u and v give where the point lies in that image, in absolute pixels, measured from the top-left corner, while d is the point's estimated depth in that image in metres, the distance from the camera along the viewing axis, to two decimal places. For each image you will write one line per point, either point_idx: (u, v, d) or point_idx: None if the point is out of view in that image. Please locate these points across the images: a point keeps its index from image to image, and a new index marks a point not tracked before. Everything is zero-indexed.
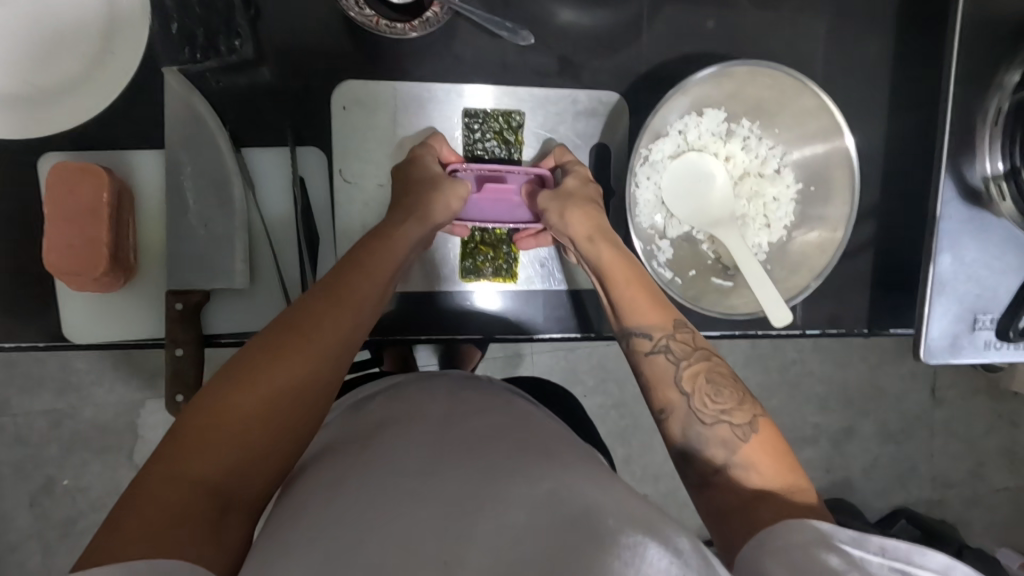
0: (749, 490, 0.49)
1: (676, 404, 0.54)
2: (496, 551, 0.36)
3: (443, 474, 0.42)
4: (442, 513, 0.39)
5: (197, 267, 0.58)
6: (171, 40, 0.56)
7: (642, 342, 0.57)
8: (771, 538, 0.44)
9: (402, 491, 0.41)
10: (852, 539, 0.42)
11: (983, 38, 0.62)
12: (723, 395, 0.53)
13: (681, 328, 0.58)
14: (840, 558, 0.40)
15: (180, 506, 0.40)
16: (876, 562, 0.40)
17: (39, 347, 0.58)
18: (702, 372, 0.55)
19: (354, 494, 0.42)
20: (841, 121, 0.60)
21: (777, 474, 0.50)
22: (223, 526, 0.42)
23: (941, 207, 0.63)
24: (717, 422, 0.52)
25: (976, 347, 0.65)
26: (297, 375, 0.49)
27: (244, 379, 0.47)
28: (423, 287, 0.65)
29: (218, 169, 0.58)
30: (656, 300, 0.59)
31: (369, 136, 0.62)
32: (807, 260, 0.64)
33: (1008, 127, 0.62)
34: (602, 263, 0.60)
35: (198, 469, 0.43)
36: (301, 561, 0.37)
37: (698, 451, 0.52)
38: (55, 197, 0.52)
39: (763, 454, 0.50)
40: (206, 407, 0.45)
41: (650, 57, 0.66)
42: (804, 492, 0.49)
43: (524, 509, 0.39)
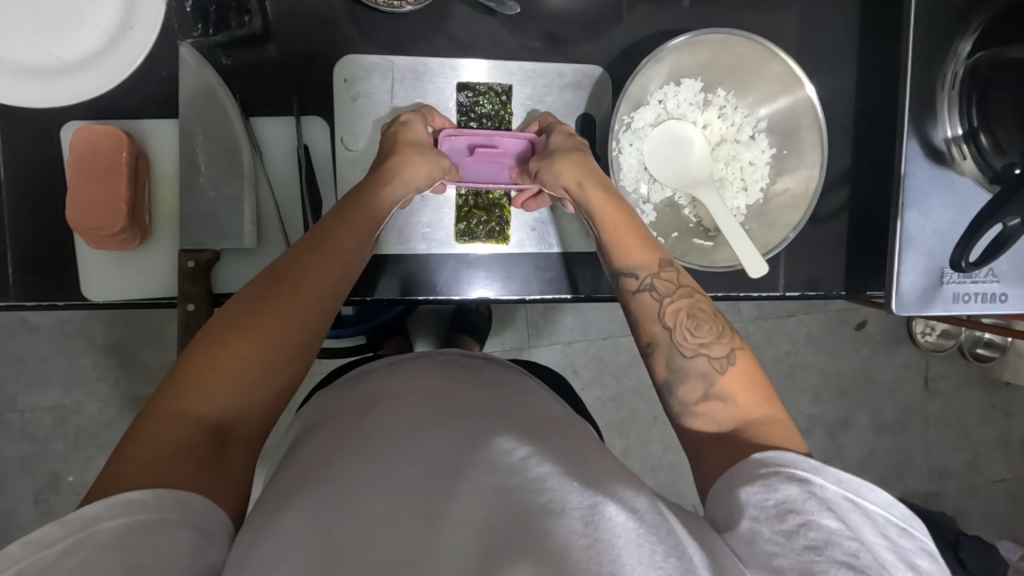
0: (726, 418, 0.52)
1: (660, 338, 0.58)
2: (477, 507, 0.40)
3: (430, 438, 0.45)
4: (426, 474, 0.42)
5: (208, 227, 0.62)
6: (185, 16, 0.61)
7: (631, 283, 0.61)
8: (738, 472, 0.47)
9: (392, 452, 0.44)
10: (813, 468, 0.45)
11: (939, 11, 0.67)
12: (702, 329, 0.56)
13: (666, 268, 0.61)
14: (799, 488, 0.43)
15: (183, 441, 0.44)
16: (832, 491, 0.44)
17: (58, 305, 0.62)
18: (683, 309, 0.58)
19: (346, 457, 0.45)
20: (804, 77, 0.64)
21: (754, 405, 0.52)
22: (223, 458, 0.45)
23: (905, 165, 0.68)
24: (696, 355, 0.55)
25: (945, 299, 0.68)
26: (287, 321, 0.52)
27: (238, 325, 0.50)
28: (422, 250, 0.69)
29: (227, 136, 0.62)
30: (644, 243, 0.62)
31: (369, 105, 0.66)
32: (782, 216, 0.68)
33: (965, 90, 0.66)
34: (593, 208, 0.63)
35: (196, 404, 0.46)
36: (298, 508, 0.40)
37: (678, 383, 0.55)
38: (78, 157, 0.56)
39: (740, 386, 0.53)
40: (202, 350, 0.48)
41: (631, 35, 0.71)
42: (780, 423, 0.51)
43: (496, 475, 0.42)
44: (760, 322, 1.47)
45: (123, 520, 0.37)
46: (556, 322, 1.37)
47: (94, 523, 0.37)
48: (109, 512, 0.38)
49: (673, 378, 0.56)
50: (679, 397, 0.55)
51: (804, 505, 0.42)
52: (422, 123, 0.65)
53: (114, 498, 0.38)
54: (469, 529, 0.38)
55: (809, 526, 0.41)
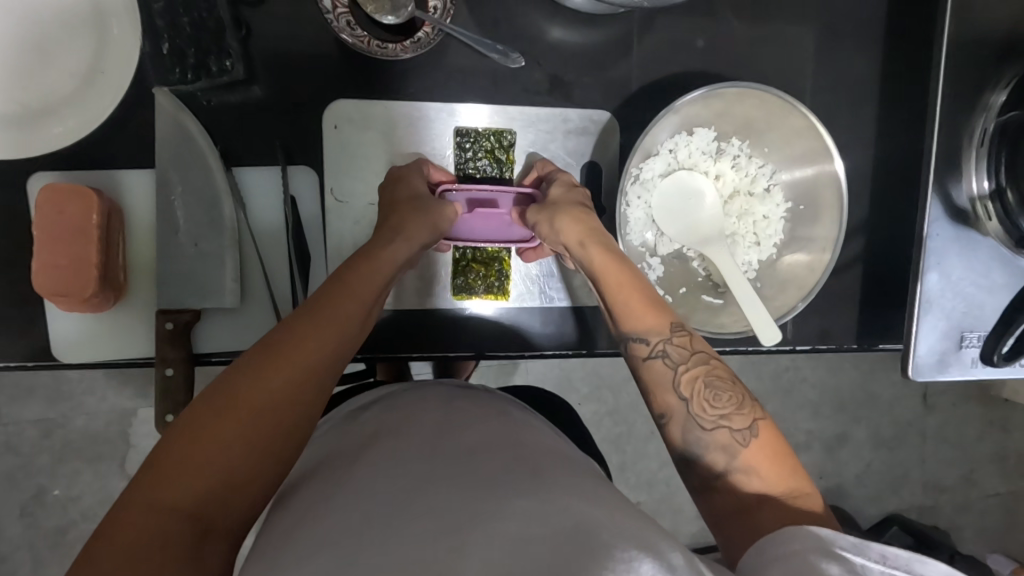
0: (750, 494, 0.50)
1: (675, 408, 0.55)
2: (491, 563, 0.36)
3: (435, 488, 0.42)
4: (434, 532, 0.38)
5: (188, 286, 0.58)
6: (162, 60, 0.56)
7: (641, 349, 0.58)
8: (771, 547, 0.44)
9: (398, 507, 0.41)
10: (853, 546, 0.41)
11: (971, 58, 0.63)
12: (721, 400, 0.54)
13: (678, 331, 0.58)
14: (839, 567, 0.40)
15: (159, 536, 0.41)
16: (877, 571, 0.40)
17: (27, 366, 0.58)
18: (699, 377, 0.55)
19: (351, 507, 0.42)
20: (831, 145, 0.61)
21: (780, 478, 0.50)
22: (201, 554, 0.42)
23: (928, 226, 0.64)
24: (717, 427, 0.53)
25: (963, 364, 0.65)
26: (278, 396, 0.49)
27: (224, 405, 0.47)
28: (415, 304, 0.65)
29: (209, 188, 0.58)
30: (653, 304, 0.59)
31: (361, 156, 0.62)
32: (797, 279, 0.64)
33: (993, 147, 0.62)
34: (596, 267, 0.60)
35: (174, 494, 0.43)
36: None
37: (698, 456, 0.54)
38: (45, 219, 0.52)
39: (764, 459, 0.51)
40: (184, 435, 0.45)
41: (641, 76, 0.66)
42: (807, 494, 0.49)
43: (517, 522, 0.39)
44: None
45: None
46: None
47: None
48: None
49: (690, 451, 0.54)
50: (701, 468, 0.53)
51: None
52: (424, 175, 0.62)
53: None
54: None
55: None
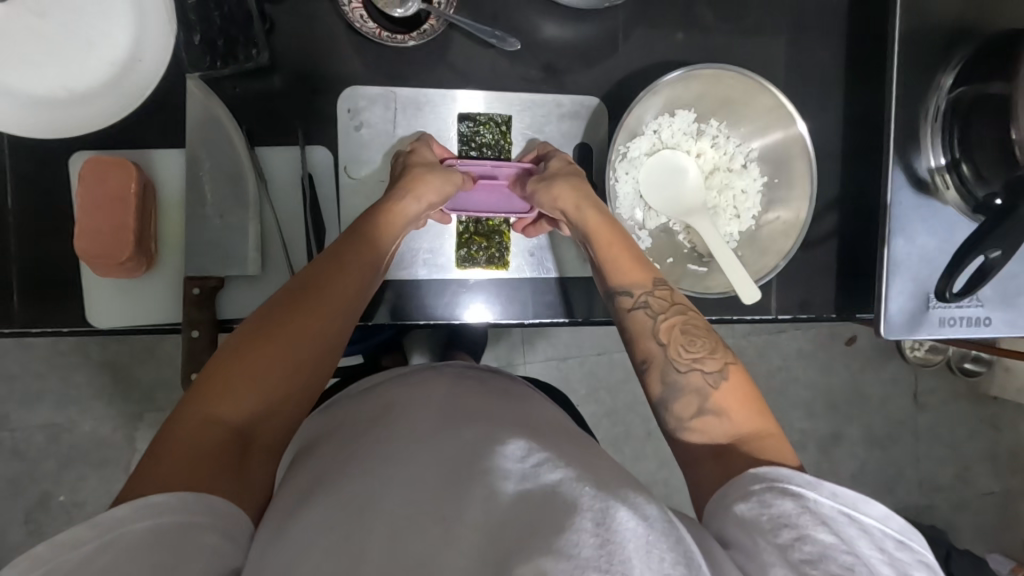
0: (720, 433, 0.55)
1: (654, 354, 0.60)
2: (488, 513, 0.41)
3: (445, 442, 0.48)
4: (439, 479, 0.44)
5: (213, 254, 0.63)
6: (193, 49, 0.62)
7: (626, 301, 0.63)
8: (733, 487, 0.49)
9: (407, 457, 0.47)
10: (808, 484, 0.47)
11: (924, 45, 0.70)
12: (695, 345, 0.59)
13: (659, 287, 0.63)
14: (793, 503, 0.46)
15: (208, 449, 0.45)
16: (828, 505, 0.45)
17: (63, 332, 0.62)
18: (676, 325, 0.60)
19: (364, 460, 0.47)
20: (795, 112, 0.67)
21: (748, 419, 0.55)
22: (246, 468, 0.46)
23: (892, 195, 0.70)
24: (691, 369, 0.58)
25: (932, 323, 0.70)
26: (308, 334, 0.54)
27: (260, 341, 0.52)
28: (423, 274, 0.70)
29: (234, 165, 0.63)
30: (637, 262, 0.64)
31: (372, 136, 0.68)
32: (774, 244, 0.70)
33: (946, 122, 0.69)
34: (588, 230, 0.66)
35: (220, 415, 0.47)
36: (320, 509, 0.43)
37: (676, 397, 0.58)
38: (86, 187, 0.57)
39: (734, 401, 0.56)
40: (227, 363, 0.50)
41: (627, 67, 0.73)
42: (772, 437, 0.54)
43: (509, 482, 0.44)
44: (752, 337, 1.49)
45: (149, 523, 0.38)
46: (551, 337, 1.38)
47: (123, 524, 0.37)
48: (136, 515, 0.38)
49: (668, 394, 0.58)
50: (675, 411, 0.58)
51: (799, 519, 0.44)
52: (430, 149, 0.67)
53: (140, 501, 0.39)
54: (480, 531, 0.40)
55: (804, 539, 0.43)
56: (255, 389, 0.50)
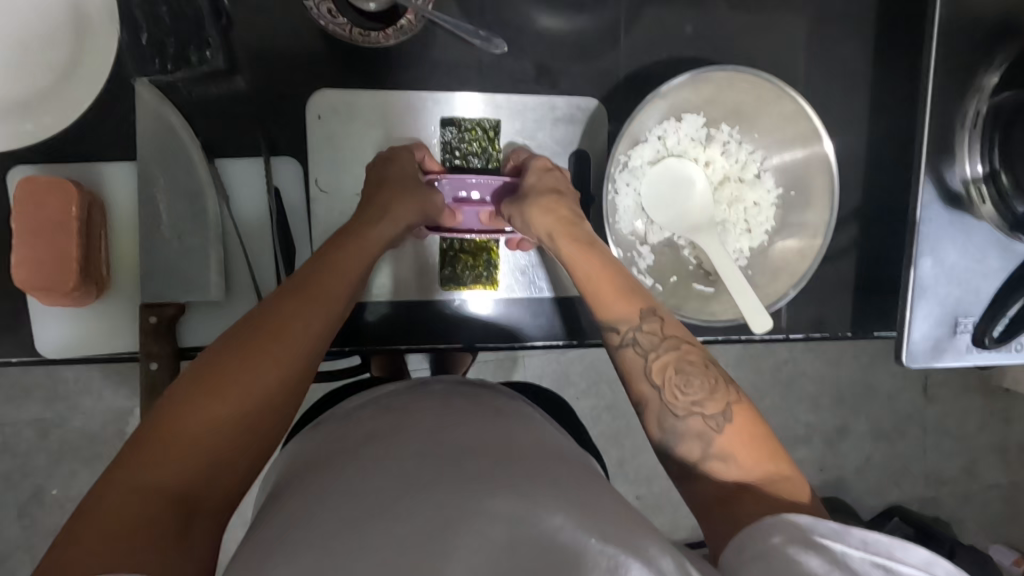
0: (728, 482, 0.50)
1: (649, 396, 0.55)
2: (480, 569, 0.37)
3: (431, 484, 0.44)
4: (428, 530, 0.40)
5: (171, 280, 0.57)
6: (140, 50, 0.56)
7: (614, 337, 0.58)
8: (750, 538, 0.44)
9: (390, 506, 0.42)
10: (833, 532, 0.42)
11: (963, 40, 0.62)
12: (693, 385, 0.53)
13: (649, 318, 0.57)
14: (819, 558, 0.40)
15: (142, 517, 0.40)
16: (859, 557, 0.40)
17: (12, 362, 0.58)
18: (670, 364, 0.55)
19: (342, 507, 0.43)
20: (820, 127, 0.60)
21: (757, 462, 0.50)
22: (188, 533, 0.41)
23: (921, 210, 0.63)
24: (690, 414, 0.53)
25: (958, 350, 0.64)
26: (265, 372, 0.49)
27: (209, 386, 0.47)
28: (407, 296, 0.64)
29: (192, 180, 0.57)
30: (625, 290, 0.59)
31: (346, 146, 0.62)
32: (788, 265, 0.64)
33: (986, 129, 0.61)
34: (566, 258, 0.60)
35: (160, 474, 0.42)
36: (292, 569, 0.39)
37: (676, 442, 0.53)
38: (23, 211, 0.51)
39: (740, 444, 0.51)
40: (170, 411, 0.45)
41: (629, 63, 0.66)
42: (787, 479, 0.49)
43: (504, 525, 0.40)
44: None
45: None
46: None
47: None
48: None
49: (668, 438, 0.53)
50: (677, 457, 0.53)
51: None
52: (413, 158, 0.61)
53: None
54: None
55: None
56: (200, 441, 0.45)
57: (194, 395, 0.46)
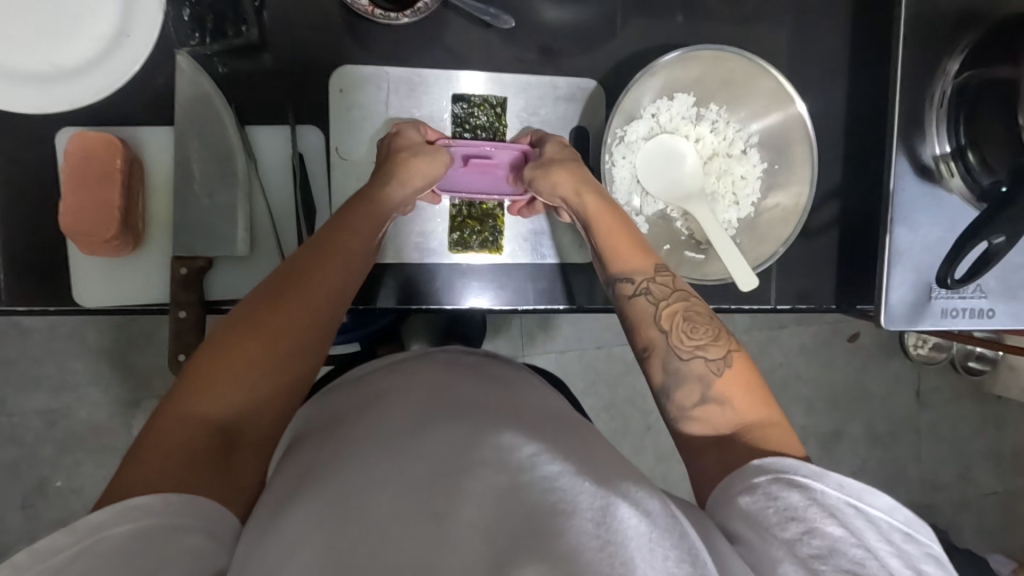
0: (724, 423, 0.54)
1: (657, 342, 0.59)
2: (483, 510, 0.40)
3: (433, 433, 0.47)
4: (433, 474, 0.43)
5: (201, 234, 0.62)
6: (181, 24, 0.62)
7: (626, 288, 0.62)
8: (736, 478, 0.49)
9: (399, 451, 0.45)
10: (814, 475, 0.46)
11: (929, 29, 0.68)
12: (698, 332, 0.57)
13: (662, 273, 0.62)
14: (800, 495, 0.45)
15: (191, 446, 0.45)
16: (834, 495, 0.45)
17: (50, 310, 0.62)
18: (678, 312, 0.59)
19: (353, 453, 0.46)
20: (791, 91, 0.65)
21: (750, 407, 0.54)
22: (232, 461, 0.46)
23: (895, 181, 0.68)
24: (694, 357, 0.57)
25: (934, 315, 0.69)
26: (295, 320, 0.53)
27: (247, 330, 0.51)
28: (418, 258, 0.69)
29: (222, 143, 0.62)
30: (639, 247, 0.64)
31: (365, 116, 0.67)
32: (773, 231, 0.69)
33: (952, 109, 0.67)
34: (589, 214, 0.64)
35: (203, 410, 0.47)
36: (308, 513, 0.41)
37: (678, 386, 0.56)
38: (73, 163, 0.57)
39: (736, 389, 0.55)
40: (213, 354, 0.50)
41: (625, 50, 0.71)
42: (776, 425, 0.53)
43: (502, 474, 0.42)
44: (753, 333, 1.47)
45: (128, 527, 0.39)
46: (550, 330, 1.37)
47: (98, 531, 0.38)
48: (114, 519, 0.39)
49: (669, 382, 0.57)
50: (676, 399, 0.56)
51: (806, 512, 0.44)
52: (419, 130, 0.66)
53: (122, 504, 0.40)
54: (475, 527, 0.39)
55: (814, 532, 0.43)
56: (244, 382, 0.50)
57: (232, 339, 0.51)
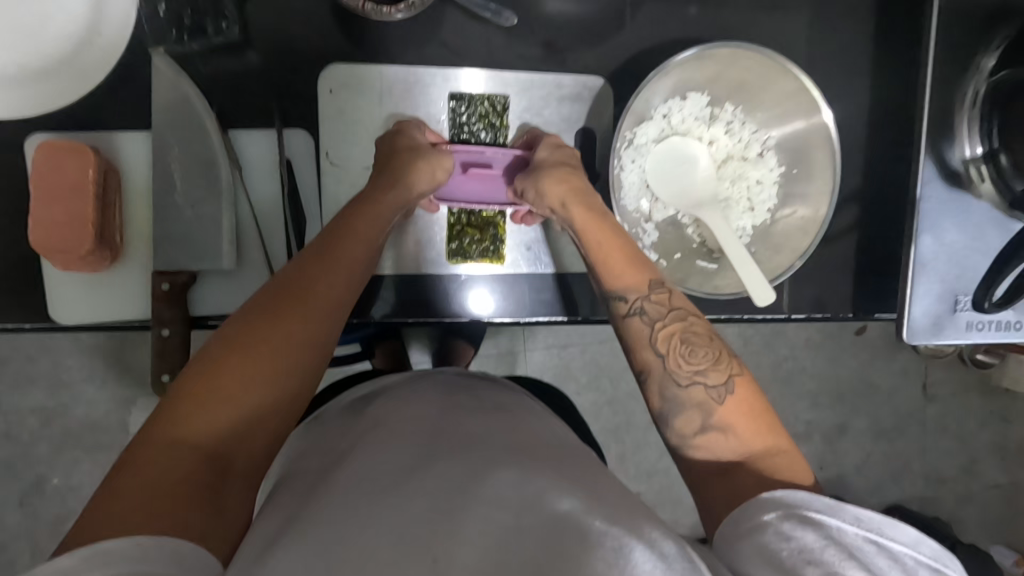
0: (726, 452, 0.51)
1: (653, 365, 0.55)
2: (487, 555, 0.37)
3: (434, 463, 0.44)
4: (434, 509, 0.40)
5: (184, 248, 0.58)
6: (158, 22, 0.57)
7: (620, 307, 0.58)
8: (744, 514, 0.45)
9: (395, 484, 0.42)
10: (829, 509, 0.43)
11: (963, 22, 0.63)
12: (696, 355, 0.54)
13: (658, 290, 0.58)
14: (816, 534, 0.42)
15: (175, 475, 0.42)
16: (852, 532, 0.42)
17: (24, 329, 0.58)
18: (676, 333, 0.55)
19: (348, 486, 0.44)
20: (818, 98, 0.61)
21: (754, 436, 0.51)
22: (219, 492, 0.44)
23: (921, 188, 0.64)
24: (692, 383, 0.53)
25: (958, 328, 0.65)
26: (292, 336, 0.51)
27: (240, 347, 0.49)
28: (414, 270, 0.66)
29: (205, 151, 0.58)
30: (634, 260, 0.60)
31: (357, 120, 0.63)
32: (790, 240, 0.65)
33: (985, 109, 0.63)
34: (578, 226, 0.61)
35: (189, 433, 0.45)
36: (299, 547, 0.39)
37: (676, 414, 0.53)
38: (42, 174, 0.53)
39: (738, 416, 0.51)
40: (204, 372, 0.47)
41: (634, 44, 0.67)
42: (784, 453, 0.50)
43: (507, 512, 0.40)
44: (760, 327, 1.44)
45: (97, 574, 0.35)
46: (551, 326, 1.34)
47: (69, 575, 0.35)
48: (83, 564, 0.35)
49: (667, 409, 0.54)
50: (676, 428, 0.53)
51: (823, 554, 0.41)
52: (423, 132, 0.62)
53: (92, 547, 0.36)
54: (479, 571, 0.36)
55: None
56: (234, 404, 0.47)
57: (222, 356, 0.48)
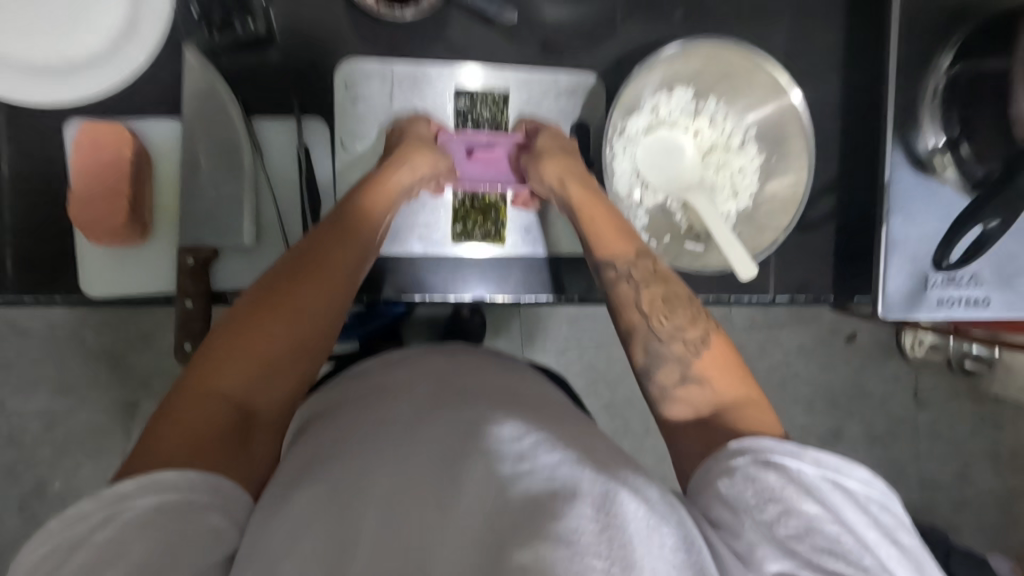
0: (704, 401, 0.54)
1: (639, 326, 0.59)
2: (485, 500, 0.40)
3: (440, 419, 0.47)
4: (440, 462, 0.42)
5: (208, 226, 0.63)
6: (191, 21, 0.64)
7: (611, 274, 0.62)
8: (714, 461, 0.48)
9: (404, 436, 0.45)
10: (790, 453, 0.46)
11: (921, 25, 0.70)
12: (678, 315, 0.58)
13: (645, 258, 0.62)
14: (778, 475, 0.45)
15: (209, 424, 0.45)
16: (812, 474, 0.45)
17: (56, 301, 0.62)
18: (659, 296, 0.59)
19: (359, 439, 0.46)
20: (785, 80, 0.68)
21: (729, 388, 0.54)
22: (247, 442, 0.46)
23: (889, 172, 0.70)
24: (673, 340, 0.57)
25: (930, 304, 0.70)
26: (311, 298, 0.53)
27: (263, 309, 0.51)
28: (421, 251, 0.70)
29: (230, 137, 0.63)
30: (622, 233, 0.64)
31: (370, 109, 0.68)
32: (772, 221, 0.70)
33: (945, 101, 0.67)
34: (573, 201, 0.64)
35: (218, 386, 0.47)
36: (311, 498, 0.41)
37: (658, 368, 0.57)
38: (84, 154, 0.58)
39: (715, 369, 0.55)
40: (233, 330, 0.49)
41: (624, 45, 0.73)
42: (755, 402, 0.54)
43: (507, 461, 0.42)
44: (753, 332, 1.47)
45: (141, 504, 0.39)
46: (549, 331, 1.38)
47: (122, 501, 0.39)
48: (133, 491, 0.39)
49: (651, 364, 0.57)
50: (658, 381, 0.56)
51: (784, 493, 0.44)
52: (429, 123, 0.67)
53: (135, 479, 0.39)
54: (477, 520, 0.39)
55: (791, 514, 0.44)
56: (261, 360, 0.49)
57: (247, 314, 0.50)
